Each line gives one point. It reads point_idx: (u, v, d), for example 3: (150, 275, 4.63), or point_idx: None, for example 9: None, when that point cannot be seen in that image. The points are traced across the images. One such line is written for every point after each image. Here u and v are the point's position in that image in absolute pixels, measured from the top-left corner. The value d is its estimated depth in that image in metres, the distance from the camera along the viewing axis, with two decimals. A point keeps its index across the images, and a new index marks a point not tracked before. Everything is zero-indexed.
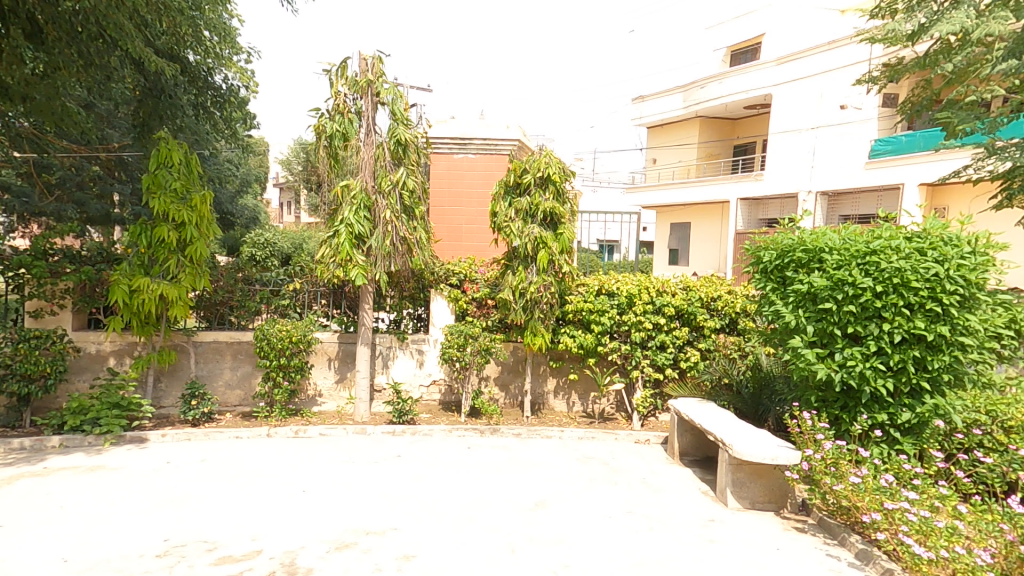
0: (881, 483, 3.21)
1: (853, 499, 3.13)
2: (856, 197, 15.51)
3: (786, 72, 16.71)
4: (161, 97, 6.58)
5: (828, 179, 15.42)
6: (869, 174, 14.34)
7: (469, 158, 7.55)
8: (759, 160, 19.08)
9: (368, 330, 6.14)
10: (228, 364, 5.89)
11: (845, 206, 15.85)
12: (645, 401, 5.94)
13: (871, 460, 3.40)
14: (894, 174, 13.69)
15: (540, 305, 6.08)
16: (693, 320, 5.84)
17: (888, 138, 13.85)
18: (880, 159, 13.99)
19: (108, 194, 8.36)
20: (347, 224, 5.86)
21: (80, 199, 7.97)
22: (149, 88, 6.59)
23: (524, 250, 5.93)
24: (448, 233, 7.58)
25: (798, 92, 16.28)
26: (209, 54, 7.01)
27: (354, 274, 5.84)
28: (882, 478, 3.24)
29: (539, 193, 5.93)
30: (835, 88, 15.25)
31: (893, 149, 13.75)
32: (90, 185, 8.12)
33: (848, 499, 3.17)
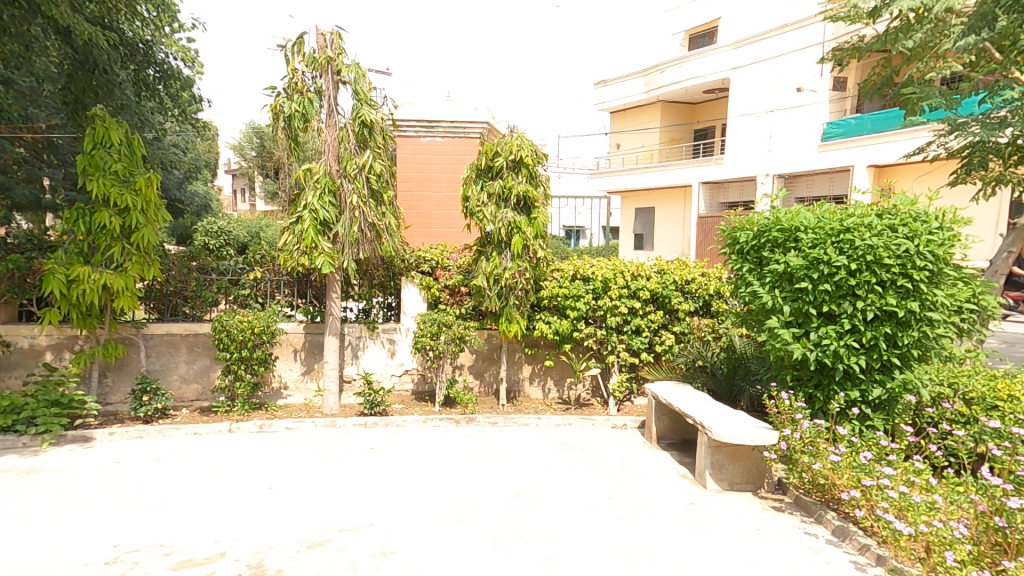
0: (860, 460, 3.26)
1: (831, 478, 3.19)
2: (811, 179, 15.98)
3: (743, 57, 16.97)
4: (96, 71, 5.93)
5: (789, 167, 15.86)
6: (823, 158, 14.83)
7: (437, 141, 7.30)
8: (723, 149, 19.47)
9: (336, 320, 5.89)
10: (184, 358, 5.53)
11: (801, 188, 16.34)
12: (622, 386, 5.92)
13: (848, 439, 3.45)
14: (844, 156, 14.23)
15: (514, 292, 5.97)
16: (668, 304, 5.85)
17: (840, 121, 14.43)
18: (832, 142, 14.52)
19: (37, 177, 7.65)
20: (311, 210, 5.57)
21: (9, 182, 7.29)
22: (79, 60, 5.90)
23: (497, 235, 5.79)
24: (418, 218, 7.34)
25: (755, 78, 16.59)
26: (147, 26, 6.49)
27: (320, 262, 5.57)
28: (860, 455, 3.29)
29: (512, 176, 5.77)
30: (790, 73, 15.61)
31: (844, 131, 14.30)
32: (14, 168, 7.41)
33: (826, 478, 3.24)
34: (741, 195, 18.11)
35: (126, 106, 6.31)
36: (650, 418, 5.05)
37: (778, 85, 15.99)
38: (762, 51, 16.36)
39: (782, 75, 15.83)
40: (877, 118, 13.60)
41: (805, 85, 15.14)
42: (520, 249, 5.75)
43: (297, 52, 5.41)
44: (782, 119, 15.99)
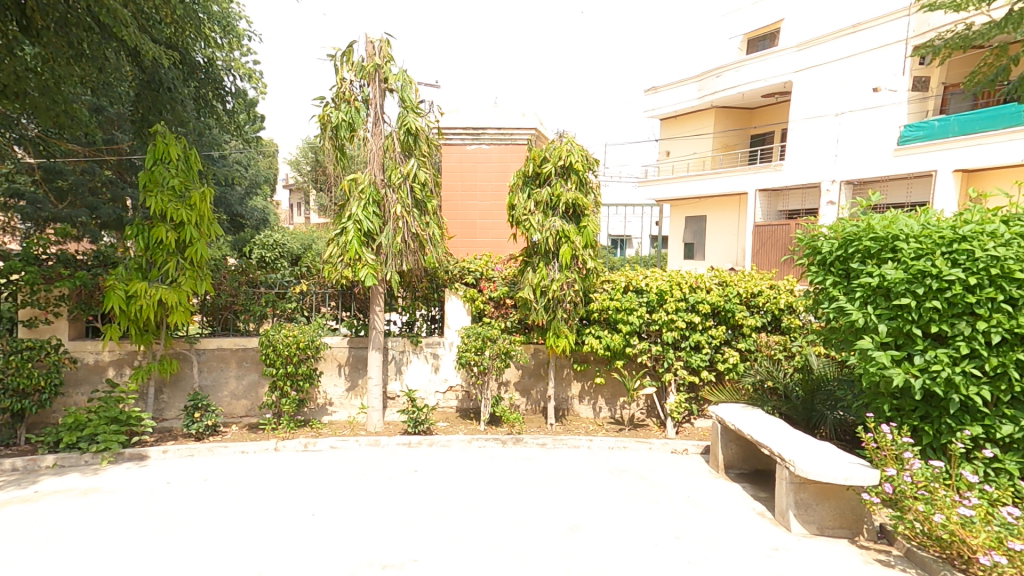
0: (1002, 517, 2.69)
1: (963, 536, 2.61)
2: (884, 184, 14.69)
3: (808, 55, 16.02)
4: (160, 90, 6.10)
5: (854, 166, 14.77)
6: (898, 161, 13.72)
7: (482, 148, 7.12)
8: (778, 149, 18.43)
9: (379, 333, 5.77)
10: (233, 373, 5.53)
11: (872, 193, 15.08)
12: (680, 407, 5.46)
13: (981, 488, 2.90)
14: (924, 160, 13.10)
15: (563, 305, 5.65)
16: (731, 318, 5.35)
17: (920, 124, 13.28)
18: (910, 145, 13.40)
19: (121, 198, 8.13)
20: (355, 222, 5.48)
21: (93, 203, 7.76)
22: (146, 81, 6.09)
23: (545, 245, 5.51)
24: (461, 228, 7.17)
25: (822, 76, 15.61)
26: (209, 46, 6.65)
27: (364, 274, 5.47)
28: (1000, 510, 2.73)
29: (561, 183, 5.49)
30: (863, 71, 14.58)
31: (926, 134, 13.17)
32: (102, 190, 7.89)
33: (953, 535, 2.65)
34: (802, 203, 16.94)
35: (187, 123, 6.45)
36: (715, 445, 4.58)
37: (846, 82, 14.96)
38: (831, 46, 15.36)
39: (852, 73, 14.80)
40: (964, 118, 12.45)
41: (881, 84, 14.05)
42: (570, 259, 5.44)
43: (346, 61, 5.34)
44: (847, 114, 14.92)
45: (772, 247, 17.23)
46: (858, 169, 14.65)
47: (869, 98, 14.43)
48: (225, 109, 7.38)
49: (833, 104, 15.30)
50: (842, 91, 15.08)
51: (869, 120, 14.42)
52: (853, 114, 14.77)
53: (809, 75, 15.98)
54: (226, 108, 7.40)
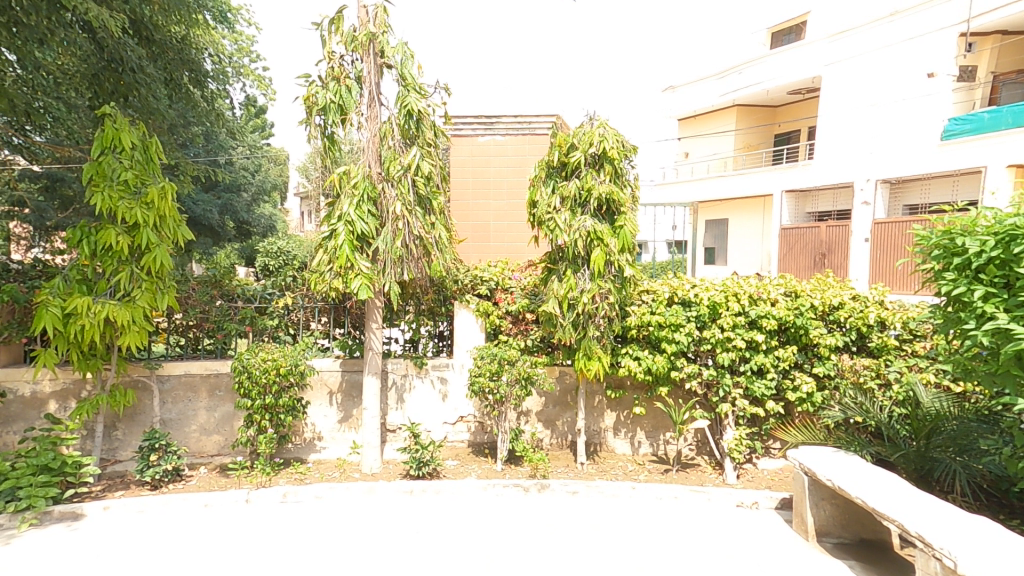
0: None
1: None
2: (925, 184, 13.22)
3: (844, 45, 14.85)
4: (122, 70, 5.25)
5: (892, 163, 13.49)
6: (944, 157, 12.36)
7: (496, 140, 6.26)
8: (806, 148, 17.36)
9: (376, 355, 4.98)
10: (204, 405, 4.67)
11: (910, 194, 13.60)
12: (742, 445, 4.40)
13: None
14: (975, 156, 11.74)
15: (595, 321, 4.73)
16: (804, 337, 4.31)
17: (968, 116, 12.00)
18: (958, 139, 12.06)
19: None
20: (347, 222, 4.65)
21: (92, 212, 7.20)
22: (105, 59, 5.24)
23: (573, 249, 4.62)
24: (473, 231, 6.28)
25: (860, 66, 14.41)
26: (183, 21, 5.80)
27: (356, 286, 4.64)
28: None
29: (591, 174, 4.58)
30: (907, 59, 13.32)
31: (974, 127, 11.87)
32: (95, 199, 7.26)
33: None
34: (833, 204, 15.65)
35: (157, 111, 5.57)
36: (801, 504, 3.56)
37: (888, 71, 13.75)
38: (867, 34, 14.19)
39: (895, 62, 13.56)
40: (1019, 109, 11.23)
41: (933, 70, 12.71)
42: (602, 265, 4.52)
43: (335, 30, 4.48)
44: (888, 107, 13.71)
45: (804, 253, 16.02)
46: (897, 166, 13.37)
47: (914, 88, 13.15)
48: (206, 96, 6.54)
49: (873, 97, 14.10)
50: (883, 83, 13.88)
51: (913, 112, 13.14)
52: (894, 106, 13.54)
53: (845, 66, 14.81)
54: (205, 92, 6.48)
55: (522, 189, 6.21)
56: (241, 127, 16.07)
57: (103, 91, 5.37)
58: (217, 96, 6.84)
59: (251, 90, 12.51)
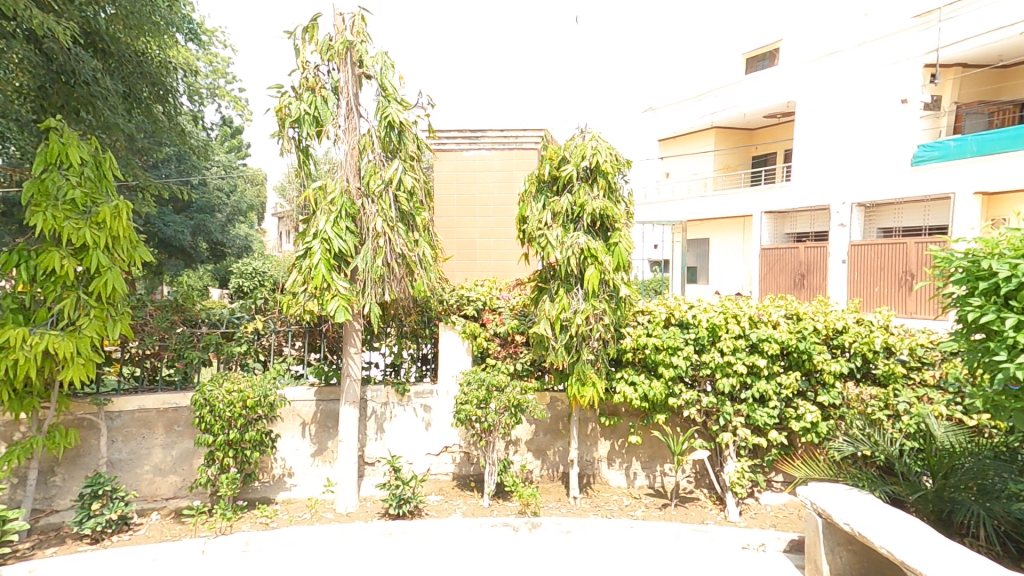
0: None
1: None
2: (898, 208, 13.32)
3: (818, 70, 15.19)
4: (73, 83, 4.80)
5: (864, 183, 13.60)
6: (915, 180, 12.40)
7: (482, 154, 6.06)
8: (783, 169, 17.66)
9: (355, 382, 4.65)
10: (159, 441, 4.23)
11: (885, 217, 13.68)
12: (744, 478, 4.10)
13: None
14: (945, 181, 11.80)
15: (588, 344, 4.48)
16: (807, 363, 4.05)
17: (935, 143, 12.08)
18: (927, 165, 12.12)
19: None
20: (323, 239, 4.33)
21: None
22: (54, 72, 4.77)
23: (566, 267, 4.40)
24: (459, 248, 6.01)
25: (833, 90, 14.71)
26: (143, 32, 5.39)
27: (332, 308, 4.32)
28: None
29: (584, 189, 4.38)
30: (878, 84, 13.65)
31: (941, 155, 11.96)
32: None
33: None
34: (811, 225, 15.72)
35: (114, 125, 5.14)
36: (814, 549, 3.28)
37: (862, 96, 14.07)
38: (840, 60, 14.56)
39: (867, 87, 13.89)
40: (984, 138, 11.33)
41: (905, 95, 12.95)
42: (595, 285, 4.29)
43: (309, 38, 4.23)
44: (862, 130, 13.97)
45: (783, 273, 16.06)
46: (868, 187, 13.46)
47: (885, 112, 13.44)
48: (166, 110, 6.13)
49: (846, 120, 14.37)
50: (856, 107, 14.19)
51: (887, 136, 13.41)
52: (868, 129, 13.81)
53: (820, 90, 15.12)
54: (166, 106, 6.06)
55: (509, 206, 5.99)
56: (217, 146, 15.67)
57: (49, 104, 4.90)
58: (180, 109, 6.48)
59: (227, 108, 12.15)
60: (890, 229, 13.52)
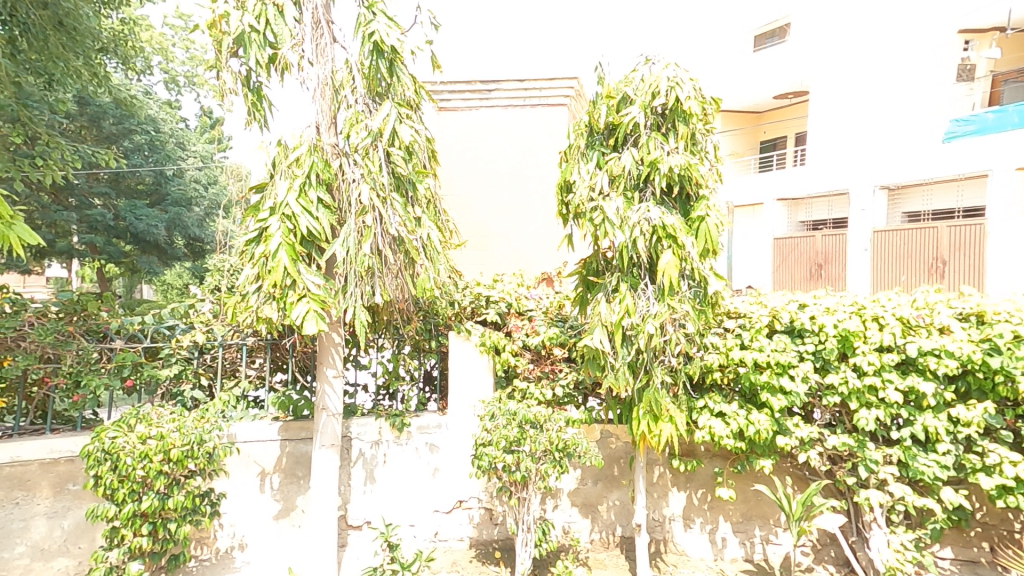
0: None
1: None
2: (927, 188, 10.75)
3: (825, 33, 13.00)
4: None
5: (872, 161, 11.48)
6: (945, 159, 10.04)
7: (496, 114, 4.87)
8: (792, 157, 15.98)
9: (333, 418, 3.35)
10: (42, 511, 2.97)
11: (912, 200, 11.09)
12: (907, 560, 2.74)
13: None
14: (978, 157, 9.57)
15: (660, 361, 3.20)
16: (999, 388, 2.69)
17: (972, 116, 10.20)
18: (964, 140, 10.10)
19: None
20: (284, 216, 3.01)
21: None
22: None
23: (630, 253, 3.14)
24: (470, 231, 4.88)
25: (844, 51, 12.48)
26: None
27: (300, 313, 3.02)
28: None
29: (655, 140, 3.07)
30: (906, 50, 11.76)
31: (976, 127, 10.07)
32: None
33: None
34: (830, 212, 12.67)
35: None
36: None
37: None
38: None
39: (889, 51, 11.91)
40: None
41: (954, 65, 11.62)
42: (674, 277, 3.02)
43: None
44: (879, 101, 11.97)
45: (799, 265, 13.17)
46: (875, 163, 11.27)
47: (914, 84, 11.65)
48: None
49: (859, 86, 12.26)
50: (873, 73, 12.10)
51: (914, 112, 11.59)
52: (888, 102, 11.89)
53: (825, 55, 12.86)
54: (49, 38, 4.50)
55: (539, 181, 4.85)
56: (195, 135, 14.26)
57: None
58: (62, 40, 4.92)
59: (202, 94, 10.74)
60: (916, 213, 11.01)
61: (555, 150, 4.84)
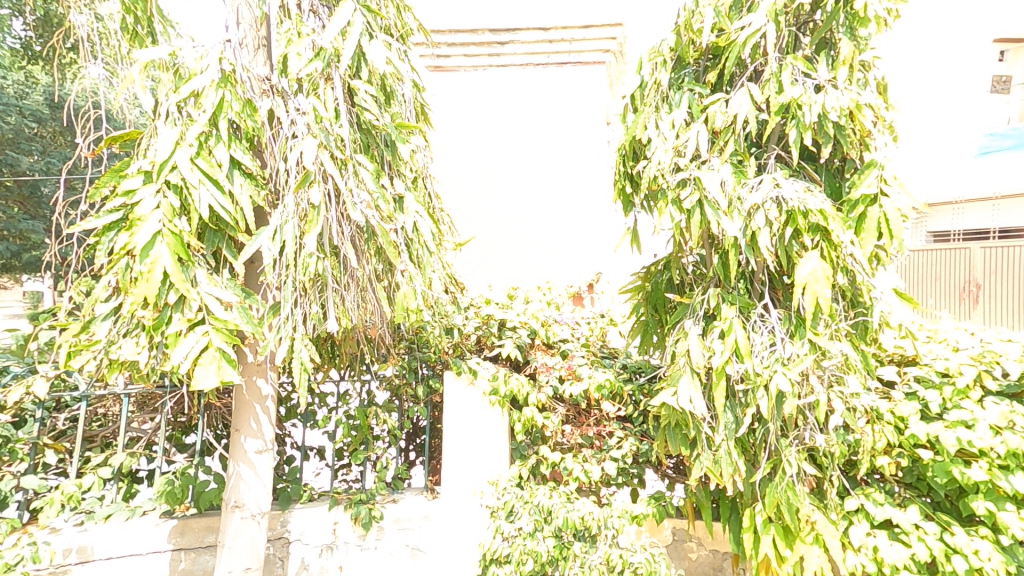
0: None
1: None
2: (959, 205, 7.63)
3: None
4: None
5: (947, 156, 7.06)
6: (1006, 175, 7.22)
7: (513, 75, 3.95)
8: None
9: (250, 516, 2.09)
10: None
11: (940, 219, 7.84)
12: None
13: None
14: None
15: (791, 437, 1.91)
16: None
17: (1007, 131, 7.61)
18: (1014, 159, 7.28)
19: None
20: (166, 189, 1.77)
21: None
22: None
23: (734, 258, 2.00)
24: (475, 222, 3.91)
25: None
26: None
27: (187, 348, 1.75)
28: None
29: (793, 68, 1.84)
30: None
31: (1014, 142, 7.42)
32: None
33: None
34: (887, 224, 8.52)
35: None
36: None
37: None
38: None
39: None
40: None
41: None
42: (827, 299, 1.77)
43: None
44: None
45: None
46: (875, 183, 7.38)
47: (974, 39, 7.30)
48: None
49: None
50: None
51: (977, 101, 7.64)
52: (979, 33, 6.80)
53: None
54: None
55: (563, 165, 3.93)
56: None
57: None
58: None
59: None
60: (945, 233, 7.80)
61: (580, 124, 3.93)
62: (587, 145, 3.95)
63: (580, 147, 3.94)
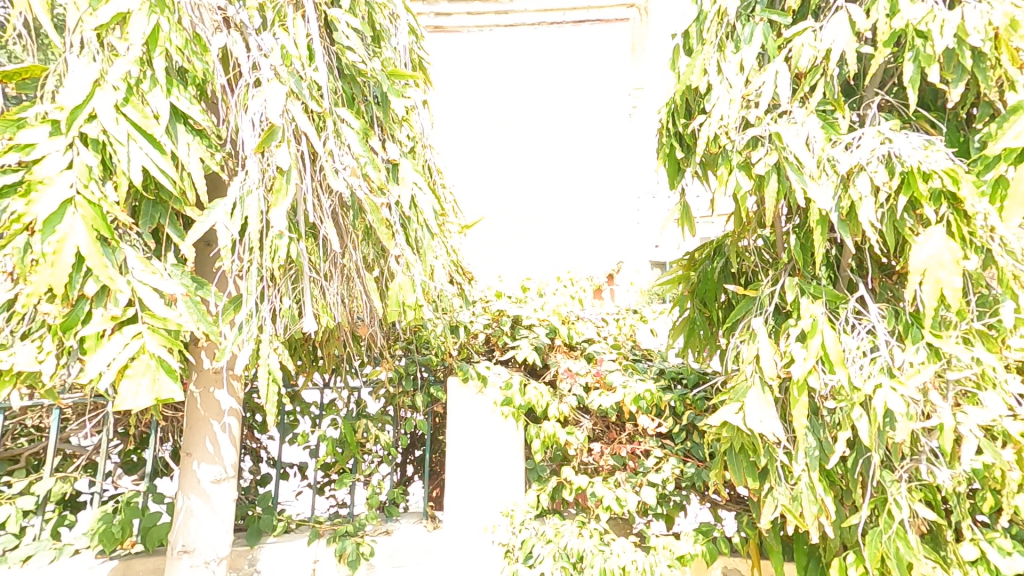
0: None
1: None
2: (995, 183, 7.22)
3: None
4: None
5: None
6: None
7: (515, 12, 4.87)
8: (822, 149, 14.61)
9: (211, 565, 1.69)
10: None
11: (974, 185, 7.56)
12: None
13: None
14: None
15: (901, 469, 1.47)
16: None
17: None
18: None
19: None
20: (79, 143, 1.32)
21: None
22: None
23: (822, 239, 1.56)
24: (476, 146, 5.02)
25: None
26: None
27: (105, 359, 1.29)
28: None
29: None
30: None
31: None
32: None
33: None
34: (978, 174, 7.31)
35: None
36: None
37: None
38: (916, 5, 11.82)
39: None
40: None
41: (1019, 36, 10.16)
42: (949, 297, 1.31)
43: None
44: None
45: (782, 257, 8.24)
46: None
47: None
48: None
49: None
50: None
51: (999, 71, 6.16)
52: None
53: None
54: None
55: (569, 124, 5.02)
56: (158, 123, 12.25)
57: None
58: None
59: None
60: None
61: (588, 103, 4.99)
62: (593, 124, 4.93)
63: (587, 126, 4.92)
